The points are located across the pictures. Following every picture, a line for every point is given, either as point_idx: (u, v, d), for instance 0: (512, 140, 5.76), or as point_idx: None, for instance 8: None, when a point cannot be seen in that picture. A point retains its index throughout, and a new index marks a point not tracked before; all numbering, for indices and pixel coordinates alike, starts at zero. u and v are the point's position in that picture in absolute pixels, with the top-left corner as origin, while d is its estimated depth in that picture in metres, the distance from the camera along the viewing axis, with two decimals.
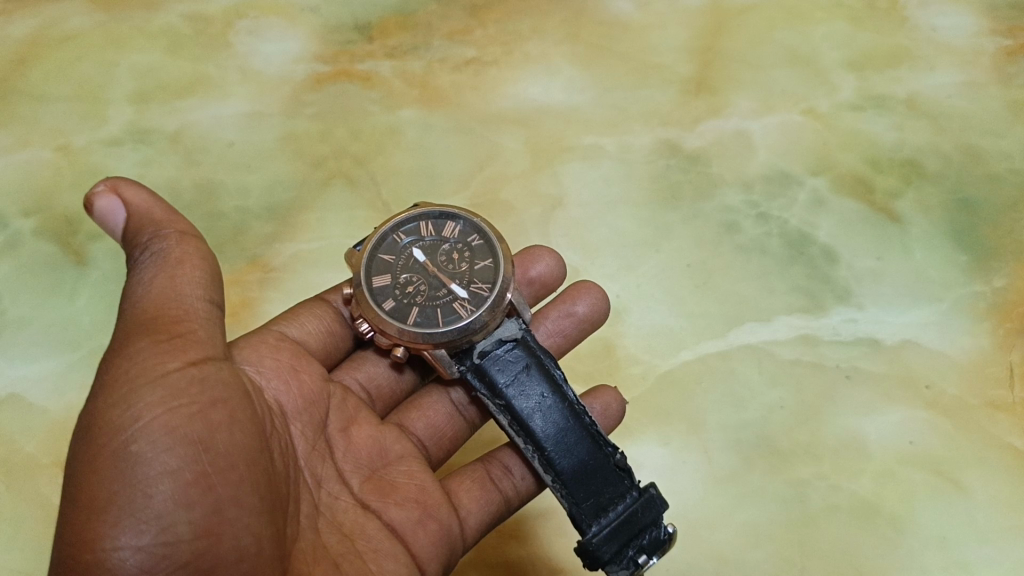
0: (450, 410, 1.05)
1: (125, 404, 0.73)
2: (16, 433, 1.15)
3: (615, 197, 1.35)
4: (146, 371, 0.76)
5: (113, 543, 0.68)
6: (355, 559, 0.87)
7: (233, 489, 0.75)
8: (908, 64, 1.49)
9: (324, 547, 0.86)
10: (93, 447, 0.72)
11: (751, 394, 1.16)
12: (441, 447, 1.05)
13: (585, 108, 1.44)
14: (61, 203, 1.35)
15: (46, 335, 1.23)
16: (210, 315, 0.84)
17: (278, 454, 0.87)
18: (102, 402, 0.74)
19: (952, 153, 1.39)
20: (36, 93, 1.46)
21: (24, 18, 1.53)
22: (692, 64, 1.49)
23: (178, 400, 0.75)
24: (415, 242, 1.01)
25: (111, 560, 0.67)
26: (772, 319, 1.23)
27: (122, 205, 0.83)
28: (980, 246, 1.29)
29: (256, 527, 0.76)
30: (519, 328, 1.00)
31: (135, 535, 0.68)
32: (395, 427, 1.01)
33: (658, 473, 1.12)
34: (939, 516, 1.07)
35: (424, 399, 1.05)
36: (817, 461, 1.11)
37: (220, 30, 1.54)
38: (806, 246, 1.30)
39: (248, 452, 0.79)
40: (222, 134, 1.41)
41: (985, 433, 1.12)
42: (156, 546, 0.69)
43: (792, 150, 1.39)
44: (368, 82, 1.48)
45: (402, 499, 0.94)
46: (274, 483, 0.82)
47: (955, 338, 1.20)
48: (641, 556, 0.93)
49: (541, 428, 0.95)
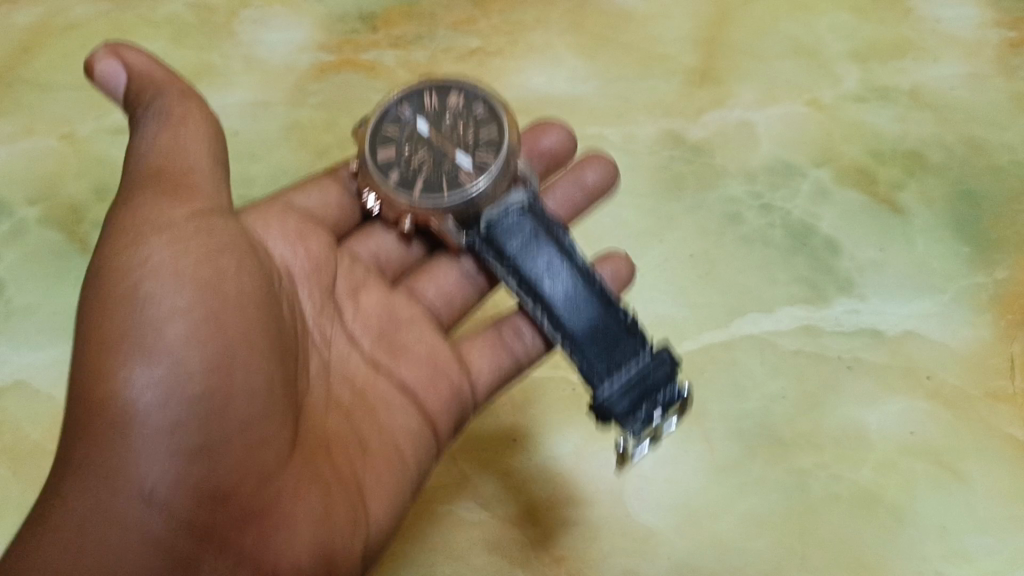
0: (459, 277, 1.17)
1: (134, 247, 0.87)
2: (22, 420, 1.16)
3: (620, 187, 1.36)
4: (147, 219, 0.89)
5: (126, 376, 0.80)
6: (365, 414, 1.02)
7: (242, 331, 0.87)
8: (912, 56, 1.49)
9: (335, 400, 1.01)
10: (105, 288, 0.85)
11: (753, 384, 1.17)
12: (451, 310, 1.17)
13: (588, 98, 1.45)
14: (65, 193, 1.36)
15: (52, 323, 1.24)
16: (215, 170, 0.97)
17: (288, 312, 1.01)
18: (110, 251, 0.87)
19: (956, 146, 1.39)
20: (41, 82, 1.46)
21: (27, 7, 1.54)
22: (696, 55, 1.49)
23: (184, 251, 0.87)
24: (419, 114, 1.12)
25: (126, 387, 0.80)
26: (775, 310, 1.23)
27: (121, 66, 0.97)
28: (983, 238, 1.29)
29: (268, 368, 0.87)
30: (527, 197, 1.09)
31: (149, 369, 0.81)
32: (404, 293, 1.15)
33: (661, 462, 1.13)
34: (941, 507, 1.08)
35: (433, 266, 1.17)
36: (817, 450, 1.12)
37: (225, 19, 1.54)
38: (808, 238, 1.30)
39: (256, 298, 0.91)
40: (227, 124, 1.43)
41: (985, 423, 1.13)
42: (167, 377, 0.81)
43: (797, 142, 1.39)
44: (373, 72, 1.48)
45: (411, 360, 1.08)
46: (285, 337, 0.96)
47: (957, 330, 1.21)
48: (655, 411, 1.01)
49: (543, 272, 1.05)
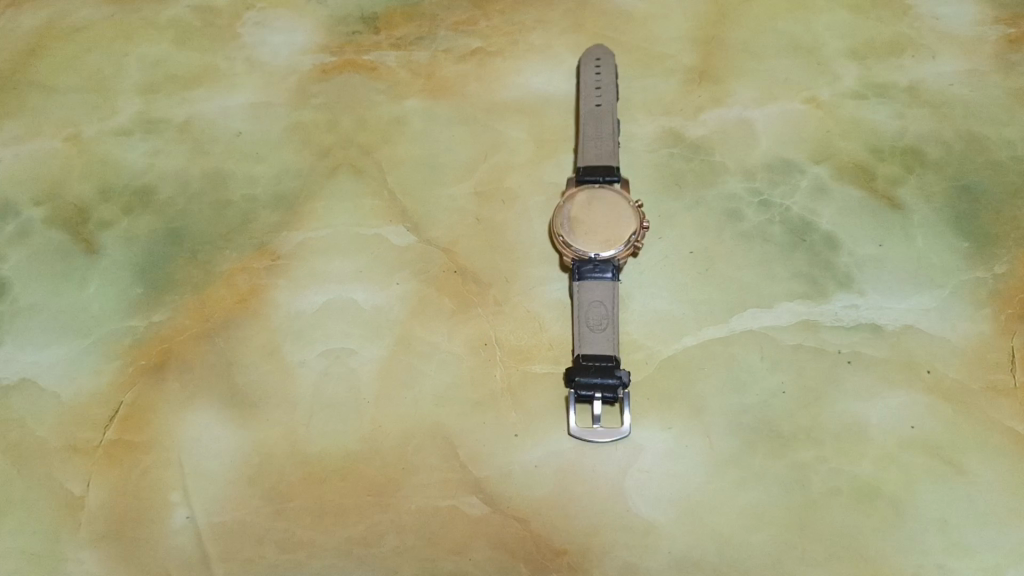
0: (611, 198, 1.48)
1: (122, 495, 1.32)
2: (62, 408, 1.39)
3: (669, 246, 1.51)
4: (134, 493, 1.32)
5: (73, 537, 1.29)
6: (175, 394, 1.40)
7: (114, 495, 1.32)
8: (911, 52, 1.72)
9: (148, 382, 1.41)
10: (121, 508, 1.31)
11: (752, 379, 1.37)
12: (589, 201, 1.49)
13: (566, 95, 1.70)
14: (83, 204, 1.61)
15: (57, 321, 1.48)
16: (182, 394, 1.40)
17: (126, 406, 1.39)
18: (89, 538, 1.29)
19: (954, 142, 1.61)
20: (98, 106, 1.73)
21: (100, 48, 1.81)
22: (695, 54, 1.74)
23: (127, 499, 1.32)
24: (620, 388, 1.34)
25: (71, 498, 1.32)
26: (774, 306, 1.44)
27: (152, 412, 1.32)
28: (984, 234, 1.49)
29: (133, 489, 1.32)
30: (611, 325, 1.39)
31: (90, 529, 1.30)
32: (576, 194, 1.50)
33: (659, 456, 1.32)
34: (936, 497, 1.27)
35: (608, 196, 1.49)
36: (817, 445, 1.32)
37: (227, 25, 1.83)
38: (808, 233, 1.51)
39: (137, 544, 1.29)
40: (231, 125, 1.69)
41: (987, 417, 1.32)
42: (94, 554, 1.28)
43: (794, 138, 1.62)
44: (374, 72, 1.74)
45: (258, 354, 1.43)
46: (153, 435, 1.37)
47: (954, 324, 1.41)
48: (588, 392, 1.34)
49: (585, 308, 1.40)
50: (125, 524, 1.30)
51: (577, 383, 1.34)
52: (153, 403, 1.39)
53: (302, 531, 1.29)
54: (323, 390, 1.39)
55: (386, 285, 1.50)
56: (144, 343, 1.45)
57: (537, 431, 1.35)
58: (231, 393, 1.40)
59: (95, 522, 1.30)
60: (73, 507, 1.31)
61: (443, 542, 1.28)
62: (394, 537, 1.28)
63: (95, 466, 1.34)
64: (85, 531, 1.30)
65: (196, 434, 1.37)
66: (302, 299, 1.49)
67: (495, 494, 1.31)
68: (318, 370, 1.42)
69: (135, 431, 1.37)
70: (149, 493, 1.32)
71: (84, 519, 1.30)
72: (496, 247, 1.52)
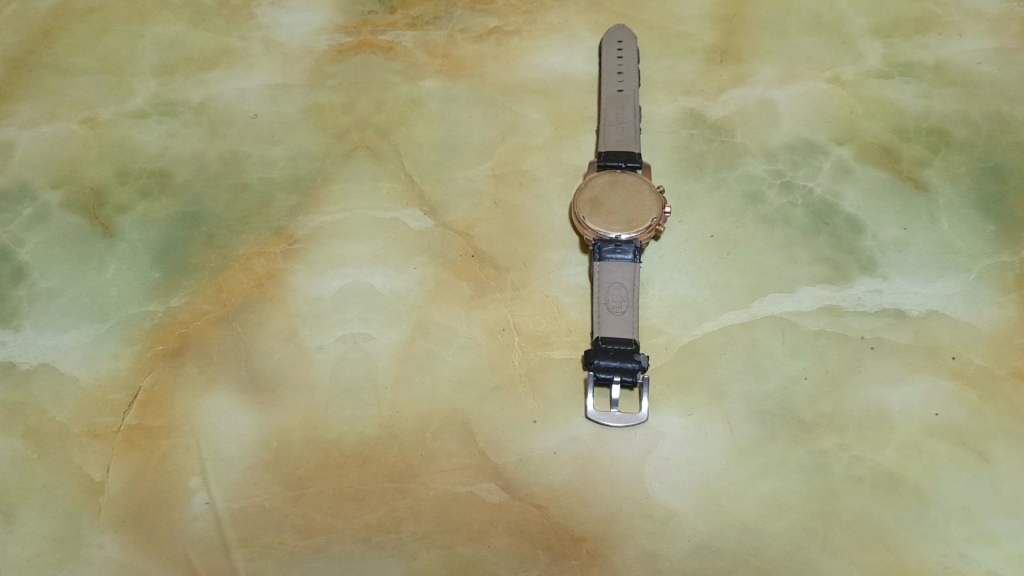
0: (634, 183, 1.46)
1: (142, 479, 1.31)
2: (79, 391, 1.39)
3: (688, 226, 1.49)
4: (152, 478, 1.31)
5: (92, 520, 1.28)
6: (192, 378, 1.39)
7: (130, 479, 1.31)
8: (937, 30, 1.71)
9: (163, 367, 1.40)
10: (141, 492, 1.30)
11: (774, 365, 1.35)
12: (609, 183, 1.47)
13: (585, 76, 1.69)
14: (98, 187, 1.60)
15: (76, 304, 1.47)
16: (198, 377, 1.39)
17: (144, 391, 1.38)
18: (109, 520, 1.28)
19: (980, 121, 1.59)
20: (114, 87, 1.73)
21: (116, 23, 1.82)
22: (715, 31, 1.73)
23: (145, 482, 1.31)
24: (642, 374, 1.32)
25: (90, 482, 1.31)
26: (796, 291, 1.42)
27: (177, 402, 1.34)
28: (1010, 216, 1.47)
29: (151, 473, 1.32)
30: (633, 314, 1.37)
31: (109, 513, 1.29)
32: (597, 176, 1.48)
33: (680, 442, 1.30)
34: (959, 486, 1.25)
35: (630, 179, 1.47)
36: (840, 431, 1.30)
37: (244, 5, 1.83)
38: (831, 216, 1.49)
39: (156, 528, 1.27)
40: (247, 105, 1.69)
41: (1012, 403, 1.30)
42: (113, 536, 1.27)
43: (816, 119, 1.60)
44: (391, 53, 1.75)
45: (275, 338, 1.43)
46: (171, 419, 1.36)
47: (980, 309, 1.38)
48: (608, 375, 1.32)
49: (606, 290, 1.38)
50: (145, 508, 1.29)
51: (596, 366, 1.32)
52: (170, 388, 1.38)
53: (320, 516, 1.27)
54: (342, 375, 1.39)
55: (403, 270, 1.48)
56: (162, 328, 1.44)
57: (556, 415, 1.34)
58: (248, 378, 1.39)
59: (114, 506, 1.29)
60: (92, 492, 1.30)
61: (462, 525, 1.26)
62: (414, 523, 1.26)
63: (115, 451, 1.33)
64: (105, 516, 1.28)
65: (214, 419, 1.36)
66: (320, 283, 1.48)
67: (513, 481, 1.29)
68: (336, 355, 1.41)
69: (154, 415, 1.36)
70: (169, 477, 1.31)
71: (104, 503, 1.29)
72: (514, 230, 1.51)
